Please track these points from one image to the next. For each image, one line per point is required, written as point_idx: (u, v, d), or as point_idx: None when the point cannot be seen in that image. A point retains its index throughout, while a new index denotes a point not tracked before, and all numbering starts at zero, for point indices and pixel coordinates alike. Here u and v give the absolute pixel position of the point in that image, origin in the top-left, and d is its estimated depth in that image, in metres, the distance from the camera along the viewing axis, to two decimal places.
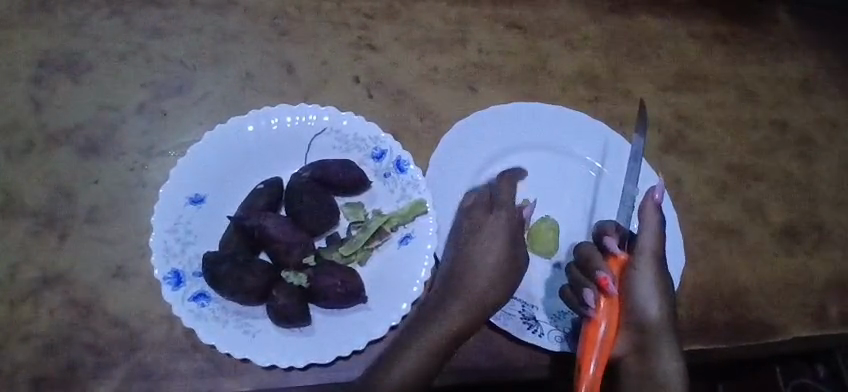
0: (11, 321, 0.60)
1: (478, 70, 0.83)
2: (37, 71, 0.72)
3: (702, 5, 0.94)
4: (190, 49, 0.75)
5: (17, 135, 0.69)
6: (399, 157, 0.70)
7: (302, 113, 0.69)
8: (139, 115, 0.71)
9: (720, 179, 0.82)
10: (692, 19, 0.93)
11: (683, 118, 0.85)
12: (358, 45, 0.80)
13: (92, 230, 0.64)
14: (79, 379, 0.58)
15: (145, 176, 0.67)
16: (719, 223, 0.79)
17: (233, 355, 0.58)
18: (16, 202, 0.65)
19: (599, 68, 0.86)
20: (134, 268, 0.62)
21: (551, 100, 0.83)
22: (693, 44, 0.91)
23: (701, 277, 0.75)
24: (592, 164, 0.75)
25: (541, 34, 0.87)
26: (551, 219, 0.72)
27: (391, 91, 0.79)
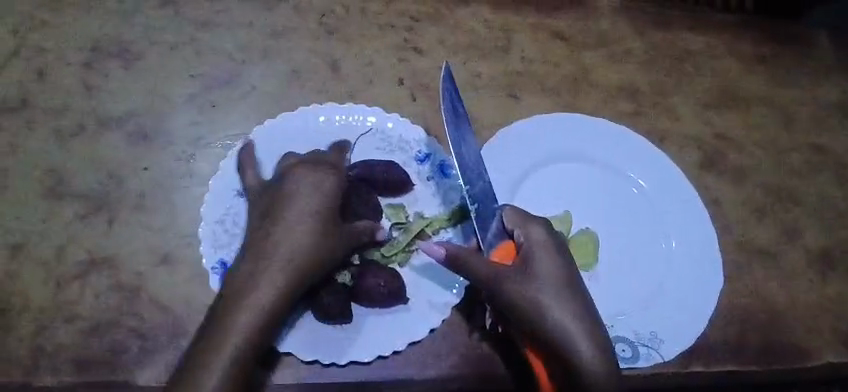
0: (56, 301, 0.61)
1: (521, 79, 0.81)
2: (88, 57, 0.72)
3: (754, 22, 0.92)
4: (237, 43, 0.75)
5: (67, 117, 0.69)
6: (443, 161, 0.70)
7: (349, 113, 0.71)
8: (188, 104, 0.71)
9: (758, 200, 0.81)
10: (743, 36, 0.91)
11: (721, 137, 0.84)
12: (404, 48, 0.79)
13: (140, 217, 0.65)
14: (123, 362, 0.60)
15: (192, 167, 0.68)
16: (756, 245, 0.78)
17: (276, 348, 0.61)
18: (65, 185, 0.66)
19: (644, 81, 0.84)
20: (180, 255, 0.64)
21: (594, 112, 0.81)
22: (741, 62, 0.89)
23: (737, 298, 0.74)
24: (633, 179, 0.75)
25: (585, 46, 0.85)
26: (590, 231, 0.72)
27: (434, 94, 0.77)
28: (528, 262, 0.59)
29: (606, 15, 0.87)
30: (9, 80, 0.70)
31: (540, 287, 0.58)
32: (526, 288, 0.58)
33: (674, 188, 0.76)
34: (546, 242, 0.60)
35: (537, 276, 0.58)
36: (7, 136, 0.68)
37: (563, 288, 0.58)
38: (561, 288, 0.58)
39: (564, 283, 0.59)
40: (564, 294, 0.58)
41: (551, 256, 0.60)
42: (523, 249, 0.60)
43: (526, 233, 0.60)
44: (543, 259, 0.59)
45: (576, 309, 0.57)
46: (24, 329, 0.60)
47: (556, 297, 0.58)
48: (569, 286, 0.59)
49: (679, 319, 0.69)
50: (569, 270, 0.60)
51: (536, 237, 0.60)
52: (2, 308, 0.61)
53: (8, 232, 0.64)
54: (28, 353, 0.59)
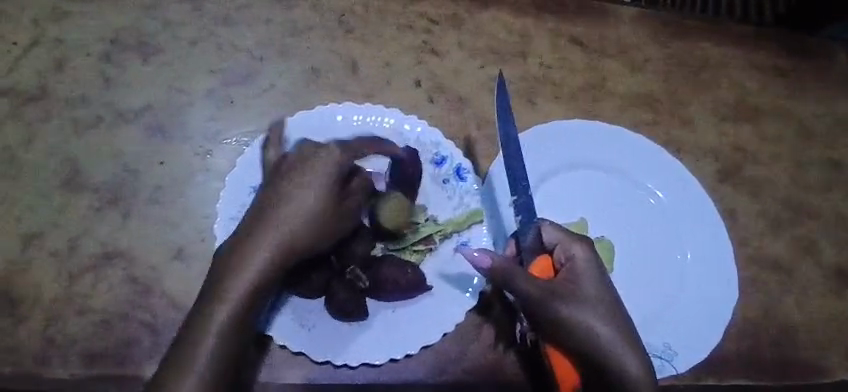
0: (69, 293, 0.61)
1: (539, 84, 0.80)
2: (108, 48, 0.72)
3: (779, 32, 0.89)
4: (256, 39, 0.74)
5: (85, 109, 0.69)
6: (460, 164, 0.70)
7: (366, 113, 0.70)
8: (206, 100, 0.71)
9: (775, 214, 0.80)
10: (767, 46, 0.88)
11: (739, 148, 0.83)
12: (421, 49, 0.78)
13: (156, 211, 0.65)
14: (135, 356, 0.60)
15: (208, 162, 0.68)
16: (771, 258, 0.77)
17: (289, 348, 0.61)
18: (81, 176, 0.66)
19: (664, 91, 0.83)
20: (195, 251, 0.64)
21: (612, 119, 0.80)
22: (764, 72, 0.87)
23: (752, 311, 0.73)
24: (651, 189, 0.75)
25: (608, 52, 0.83)
26: (606, 239, 0.72)
27: (452, 97, 0.77)
28: (574, 278, 0.59)
29: (628, 22, 0.85)
30: (28, 70, 0.70)
31: (583, 299, 0.58)
32: (572, 302, 0.57)
33: (692, 200, 0.75)
34: (589, 258, 0.60)
35: (583, 292, 0.58)
36: (25, 126, 0.68)
37: (605, 303, 0.59)
38: (604, 305, 0.58)
39: (605, 299, 0.59)
40: (605, 310, 0.58)
41: (595, 272, 0.59)
42: (566, 265, 0.60)
43: (569, 248, 0.60)
44: (588, 275, 0.59)
45: (619, 326, 0.58)
46: (36, 319, 0.60)
47: (599, 312, 0.58)
48: (609, 301, 0.59)
49: (695, 332, 0.69)
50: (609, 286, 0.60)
51: (580, 253, 0.60)
52: (16, 298, 0.61)
53: (23, 222, 0.64)
54: (40, 344, 0.59)
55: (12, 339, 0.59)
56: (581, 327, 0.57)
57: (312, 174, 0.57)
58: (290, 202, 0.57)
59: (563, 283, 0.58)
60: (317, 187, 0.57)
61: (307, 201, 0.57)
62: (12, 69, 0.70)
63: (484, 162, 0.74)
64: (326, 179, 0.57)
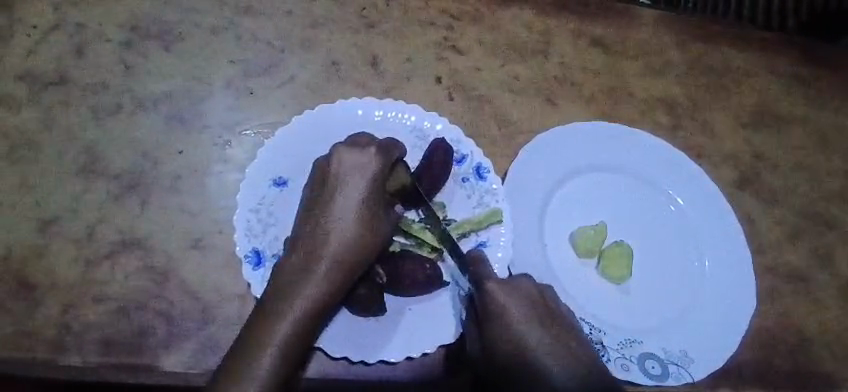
0: (86, 279, 0.61)
1: (559, 84, 0.79)
2: (128, 35, 0.71)
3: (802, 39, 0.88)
4: (277, 31, 0.74)
5: (104, 95, 0.69)
6: (479, 163, 0.69)
7: (387, 109, 0.70)
8: (226, 91, 0.70)
9: (793, 223, 0.79)
10: (790, 53, 0.87)
11: (758, 156, 0.82)
12: (442, 46, 0.77)
13: (174, 200, 0.65)
14: (150, 345, 0.59)
15: (228, 153, 0.68)
16: (788, 268, 0.77)
17: None
18: (100, 163, 0.66)
19: (684, 95, 0.82)
20: (212, 242, 0.64)
21: (633, 122, 0.79)
22: (786, 79, 0.86)
23: (768, 321, 0.73)
24: (670, 194, 0.74)
25: (629, 54, 0.83)
26: (624, 242, 0.71)
27: (472, 95, 0.76)
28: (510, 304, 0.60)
29: (650, 25, 0.84)
30: (48, 55, 0.69)
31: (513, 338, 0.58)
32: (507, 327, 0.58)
33: (710, 207, 0.74)
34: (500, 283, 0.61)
35: (514, 318, 0.59)
36: (44, 110, 0.67)
37: (542, 326, 0.59)
38: (541, 330, 0.59)
39: (539, 322, 0.59)
40: (544, 330, 0.59)
41: (528, 299, 0.60)
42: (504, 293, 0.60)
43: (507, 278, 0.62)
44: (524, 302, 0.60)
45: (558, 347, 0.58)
46: (52, 305, 0.60)
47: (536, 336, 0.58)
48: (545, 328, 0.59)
49: (712, 340, 0.68)
50: (534, 303, 0.60)
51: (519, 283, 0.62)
52: (32, 283, 0.60)
53: (40, 207, 0.63)
54: (55, 330, 0.59)
55: (26, 324, 0.59)
56: (516, 349, 0.57)
57: (352, 176, 0.63)
58: (344, 203, 0.63)
59: (486, 310, 0.60)
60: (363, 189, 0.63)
61: (355, 202, 0.63)
62: (31, 52, 0.69)
63: (503, 162, 0.74)
64: (364, 181, 0.63)
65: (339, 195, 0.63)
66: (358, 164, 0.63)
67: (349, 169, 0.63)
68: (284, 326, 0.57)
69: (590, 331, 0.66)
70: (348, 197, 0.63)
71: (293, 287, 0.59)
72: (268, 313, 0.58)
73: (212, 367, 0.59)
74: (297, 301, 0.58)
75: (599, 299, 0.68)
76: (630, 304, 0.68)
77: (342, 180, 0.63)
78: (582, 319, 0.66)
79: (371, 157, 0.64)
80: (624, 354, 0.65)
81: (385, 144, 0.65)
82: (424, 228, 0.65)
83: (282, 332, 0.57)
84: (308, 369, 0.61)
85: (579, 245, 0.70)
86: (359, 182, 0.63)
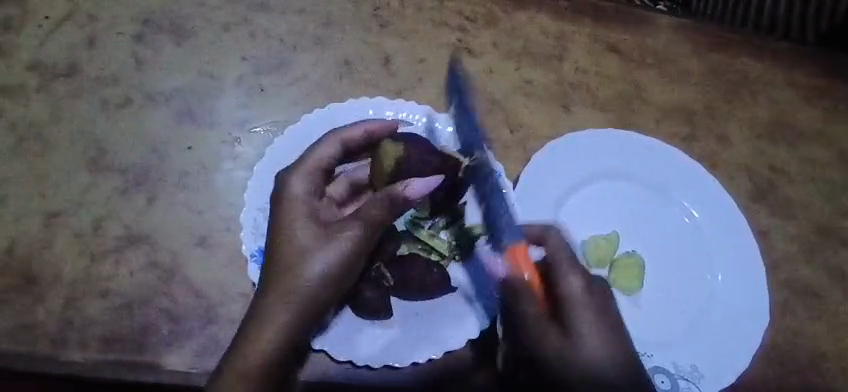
0: (89, 274, 0.60)
1: (574, 90, 0.78)
2: (140, 29, 0.70)
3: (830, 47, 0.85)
4: (290, 28, 0.73)
5: (115, 88, 0.68)
6: (490, 167, 0.67)
7: (398, 110, 0.69)
8: (237, 87, 0.70)
9: (808, 238, 0.77)
10: (823, 58, 0.83)
11: (776, 168, 0.79)
12: (456, 48, 0.76)
13: (181, 197, 0.64)
14: (152, 342, 0.59)
15: (237, 150, 0.67)
16: (801, 284, 0.75)
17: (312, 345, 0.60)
18: (108, 157, 0.65)
19: (702, 104, 0.80)
20: (219, 239, 0.63)
21: (644, 131, 0.78)
22: (813, 86, 0.82)
23: (780, 338, 0.71)
24: (685, 206, 0.73)
25: (648, 60, 0.80)
26: (637, 253, 0.70)
27: (485, 99, 0.75)
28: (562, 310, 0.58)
29: (670, 30, 0.82)
30: (60, 46, 0.69)
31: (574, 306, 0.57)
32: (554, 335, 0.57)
33: (727, 220, 0.72)
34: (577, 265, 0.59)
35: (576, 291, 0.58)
36: (54, 102, 0.67)
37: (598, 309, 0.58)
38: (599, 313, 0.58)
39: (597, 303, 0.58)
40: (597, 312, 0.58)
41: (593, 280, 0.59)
42: (556, 298, 0.58)
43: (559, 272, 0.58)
44: (581, 283, 0.58)
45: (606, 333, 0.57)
46: (55, 300, 0.59)
47: (586, 320, 0.57)
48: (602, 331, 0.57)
49: (724, 356, 0.67)
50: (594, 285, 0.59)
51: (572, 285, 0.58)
52: (36, 277, 0.60)
53: (46, 199, 0.63)
54: (57, 325, 0.58)
55: (29, 318, 0.58)
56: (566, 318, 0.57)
57: (291, 202, 0.57)
58: (299, 202, 0.57)
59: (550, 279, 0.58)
60: (316, 188, 0.58)
61: (306, 226, 0.56)
62: (43, 43, 0.69)
63: (515, 167, 0.73)
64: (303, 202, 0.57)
65: (293, 196, 0.57)
66: (321, 163, 0.59)
67: (303, 174, 0.58)
68: (274, 325, 0.54)
69: None
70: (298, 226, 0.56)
71: (288, 279, 0.55)
72: (269, 305, 0.55)
73: (213, 368, 0.58)
74: (289, 299, 0.54)
75: None
76: (641, 316, 0.67)
77: (288, 212, 0.57)
78: None
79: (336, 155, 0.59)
80: None
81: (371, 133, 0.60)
82: (433, 236, 0.64)
83: (273, 330, 0.54)
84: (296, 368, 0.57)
85: (589, 252, 0.69)
86: (316, 182, 0.58)
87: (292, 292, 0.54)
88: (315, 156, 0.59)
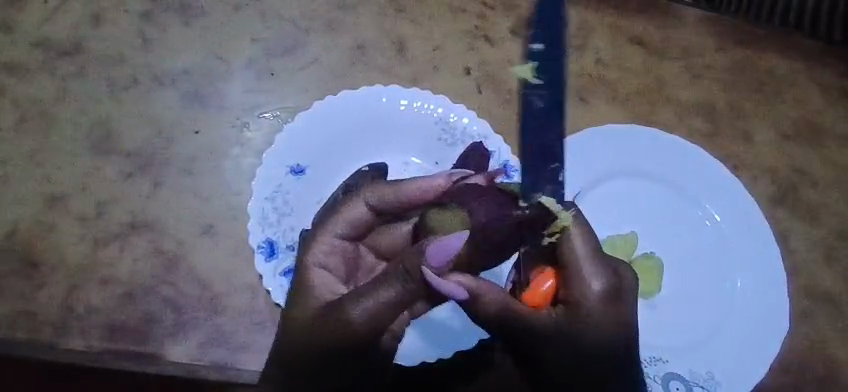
0: (93, 261, 0.59)
1: (595, 83, 0.75)
2: (148, 7, 0.68)
3: None
4: (302, 10, 0.70)
5: (121, 68, 0.66)
6: (507, 161, 0.65)
7: (413, 98, 0.66)
8: (247, 71, 0.67)
9: (833, 244, 0.73)
10: None
11: (800, 170, 0.75)
12: (472, 35, 0.71)
13: (187, 183, 0.62)
14: (156, 333, 0.57)
15: (245, 136, 0.65)
16: (825, 292, 0.71)
17: None
18: (113, 140, 0.63)
19: (728, 102, 0.76)
20: (226, 228, 0.61)
21: (666, 128, 0.74)
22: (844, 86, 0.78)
23: (800, 346, 0.68)
24: (707, 209, 0.70)
25: (671, 54, 0.77)
26: (655, 256, 0.68)
27: (503, 89, 0.70)
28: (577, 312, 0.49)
29: (695, 23, 0.78)
30: (65, 21, 0.67)
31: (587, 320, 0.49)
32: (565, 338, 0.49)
33: (749, 224, 0.70)
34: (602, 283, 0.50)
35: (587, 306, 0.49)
36: (59, 80, 0.65)
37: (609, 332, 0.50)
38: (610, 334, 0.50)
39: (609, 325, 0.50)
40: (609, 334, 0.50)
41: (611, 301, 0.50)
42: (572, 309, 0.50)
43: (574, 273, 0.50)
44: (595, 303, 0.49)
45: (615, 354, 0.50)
46: (57, 286, 0.58)
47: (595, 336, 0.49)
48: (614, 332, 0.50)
49: (740, 363, 0.65)
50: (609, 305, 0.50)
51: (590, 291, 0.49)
52: (37, 260, 0.58)
53: (49, 181, 0.61)
54: (59, 312, 0.57)
55: (30, 304, 0.57)
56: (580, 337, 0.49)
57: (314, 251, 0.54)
58: (321, 281, 0.53)
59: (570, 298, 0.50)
60: (345, 257, 0.55)
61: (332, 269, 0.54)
62: (47, 19, 0.67)
63: None
64: (327, 256, 0.54)
65: (312, 271, 0.53)
66: (343, 234, 0.55)
67: (329, 243, 0.55)
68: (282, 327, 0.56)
69: None
70: (319, 269, 0.53)
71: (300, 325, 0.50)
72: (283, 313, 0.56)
73: (218, 360, 0.57)
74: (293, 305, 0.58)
75: None
76: (656, 322, 0.66)
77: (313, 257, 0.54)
78: None
79: (364, 224, 0.56)
80: (646, 372, 0.64)
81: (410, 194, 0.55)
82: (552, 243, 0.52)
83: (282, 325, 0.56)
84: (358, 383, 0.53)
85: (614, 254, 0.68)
86: (344, 253, 0.55)
87: (330, 357, 0.49)
88: (331, 229, 0.55)
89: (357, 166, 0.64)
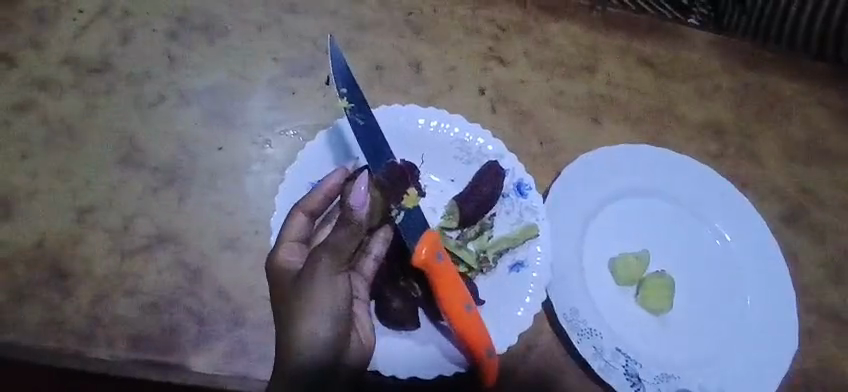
0: (119, 273, 0.60)
1: (606, 103, 0.76)
2: (174, 27, 0.70)
3: None
4: (323, 31, 0.72)
5: (148, 85, 0.68)
6: (521, 179, 0.67)
7: (431, 118, 0.68)
8: (270, 89, 0.69)
9: (838, 264, 0.74)
10: None
11: (806, 191, 0.76)
12: (487, 56, 0.75)
13: (211, 197, 0.64)
14: (179, 343, 0.59)
15: (267, 152, 0.67)
16: (833, 310, 0.72)
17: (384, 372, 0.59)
18: (140, 155, 0.65)
19: (735, 122, 0.78)
20: (248, 242, 0.63)
21: (675, 148, 0.76)
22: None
23: (810, 364, 0.69)
24: (718, 228, 0.72)
25: (679, 76, 0.79)
26: (666, 274, 0.69)
27: (515, 109, 0.74)
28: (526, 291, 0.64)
29: (704, 46, 0.80)
30: (93, 40, 0.69)
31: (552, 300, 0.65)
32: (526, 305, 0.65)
33: (760, 243, 0.71)
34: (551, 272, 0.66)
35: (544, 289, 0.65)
36: (88, 97, 0.67)
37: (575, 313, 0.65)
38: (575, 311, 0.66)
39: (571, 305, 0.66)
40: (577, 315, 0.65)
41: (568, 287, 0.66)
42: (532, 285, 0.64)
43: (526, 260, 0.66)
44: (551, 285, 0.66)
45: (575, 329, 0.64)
46: (84, 296, 0.59)
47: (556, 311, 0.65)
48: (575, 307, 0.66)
49: (754, 379, 0.66)
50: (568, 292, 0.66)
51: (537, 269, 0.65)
52: (65, 272, 0.60)
53: (78, 195, 0.63)
54: (86, 322, 0.58)
55: (57, 315, 0.58)
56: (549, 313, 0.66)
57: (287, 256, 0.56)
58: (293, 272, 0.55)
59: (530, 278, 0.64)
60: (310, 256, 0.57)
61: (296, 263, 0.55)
62: (77, 38, 0.69)
63: (544, 179, 0.72)
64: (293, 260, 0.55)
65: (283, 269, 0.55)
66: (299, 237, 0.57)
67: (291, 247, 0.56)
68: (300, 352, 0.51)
69: (626, 363, 0.64)
70: (288, 265, 0.55)
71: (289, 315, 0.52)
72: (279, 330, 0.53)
73: (240, 371, 0.58)
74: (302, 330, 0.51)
75: (630, 322, 0.67)
76: (667, 337, 0.67)
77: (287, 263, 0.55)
78: (592, 328, 0.65)
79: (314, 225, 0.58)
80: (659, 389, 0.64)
81: (328, 190, 0.59)
82: (461, 246, 0.64)
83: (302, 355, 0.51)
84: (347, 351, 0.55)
85: (619, 272, 0.68)
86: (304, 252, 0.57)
87: (313, 314, 0.51)
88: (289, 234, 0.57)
89: (338, 164, 0.65)
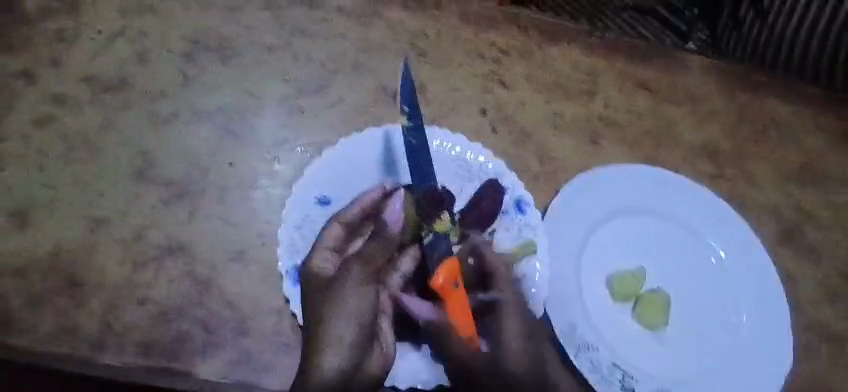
0: (130, 282, 0.62)
1: (604, 125, 0.79)
2: (189, 48, 0.73)
3: None
4: (332, 54, 0.75)
5: (162, 102, 0.71)
6: (520, 197, 0.70)
7: (434, 137, 0.71)
8: (279, 108, 0.72)
9: (833, 285, 0.75)
10: None
11: (800, 213, 0.78)
12: (489, 78, 0.78)
13: (220, 211, 0.66)
14: (187, 351, 0.60)
15: (275, 169, 0.69)
16: (828, 330, 0.73)
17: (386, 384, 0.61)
18: (153, 169, 0.68)
19: (730, 145, 0.80)
20: (255, 255, 0.65)
21: (672, 168, 0.78)
22: (840, 133, 0.82)
23: (805, 382, 0.70)
24: (713, 246, 0.73)
25: (676, 99, 0.81)
26: (662, 290, 0.71)
27: (515, 129, 0.76)
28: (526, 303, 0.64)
29: (699, 71, 0.82)
30: (111, 59, 0.72)
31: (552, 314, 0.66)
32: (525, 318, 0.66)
33: (754, 261, 0.73)
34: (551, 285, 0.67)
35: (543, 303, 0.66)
36: (105, 113, 0.70)
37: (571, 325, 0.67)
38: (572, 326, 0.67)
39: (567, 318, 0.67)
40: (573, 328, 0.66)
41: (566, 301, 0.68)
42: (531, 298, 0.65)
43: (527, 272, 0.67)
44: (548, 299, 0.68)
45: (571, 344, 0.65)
46: (96, 304, 0.61)
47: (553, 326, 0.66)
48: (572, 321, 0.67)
49: None
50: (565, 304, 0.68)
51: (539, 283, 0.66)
52: (77, 280, 0.62)
53: (93, 207, 0.65)
54: (97, 329, 0.60)
55: (69, 321, 0.60)
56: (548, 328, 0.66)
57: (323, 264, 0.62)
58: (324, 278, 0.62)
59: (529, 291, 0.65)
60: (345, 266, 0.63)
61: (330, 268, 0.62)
62: (96, 57, 0.72)
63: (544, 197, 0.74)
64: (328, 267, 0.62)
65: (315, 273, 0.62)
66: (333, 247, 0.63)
67: (324, 255, 0.63)
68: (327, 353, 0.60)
69: (622, 377, 0.65)
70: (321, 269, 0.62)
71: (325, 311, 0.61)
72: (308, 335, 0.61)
73: (245, 380, 0.60)
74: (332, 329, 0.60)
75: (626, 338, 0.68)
76: (663, 352, 0.68)
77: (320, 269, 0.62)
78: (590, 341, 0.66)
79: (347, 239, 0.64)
80: None
81: (364, 207, 0.65)
82: None
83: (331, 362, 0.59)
84: (365, 361, 0.59)
85: (617, 288, 0.70)
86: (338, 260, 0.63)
87: (343, 316, 0.60)
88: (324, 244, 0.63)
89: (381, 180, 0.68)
